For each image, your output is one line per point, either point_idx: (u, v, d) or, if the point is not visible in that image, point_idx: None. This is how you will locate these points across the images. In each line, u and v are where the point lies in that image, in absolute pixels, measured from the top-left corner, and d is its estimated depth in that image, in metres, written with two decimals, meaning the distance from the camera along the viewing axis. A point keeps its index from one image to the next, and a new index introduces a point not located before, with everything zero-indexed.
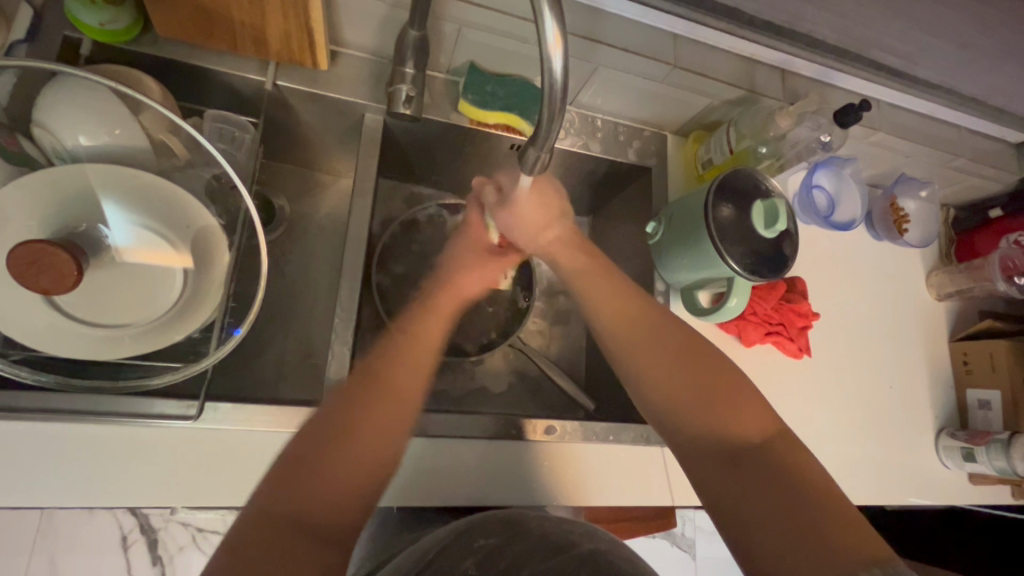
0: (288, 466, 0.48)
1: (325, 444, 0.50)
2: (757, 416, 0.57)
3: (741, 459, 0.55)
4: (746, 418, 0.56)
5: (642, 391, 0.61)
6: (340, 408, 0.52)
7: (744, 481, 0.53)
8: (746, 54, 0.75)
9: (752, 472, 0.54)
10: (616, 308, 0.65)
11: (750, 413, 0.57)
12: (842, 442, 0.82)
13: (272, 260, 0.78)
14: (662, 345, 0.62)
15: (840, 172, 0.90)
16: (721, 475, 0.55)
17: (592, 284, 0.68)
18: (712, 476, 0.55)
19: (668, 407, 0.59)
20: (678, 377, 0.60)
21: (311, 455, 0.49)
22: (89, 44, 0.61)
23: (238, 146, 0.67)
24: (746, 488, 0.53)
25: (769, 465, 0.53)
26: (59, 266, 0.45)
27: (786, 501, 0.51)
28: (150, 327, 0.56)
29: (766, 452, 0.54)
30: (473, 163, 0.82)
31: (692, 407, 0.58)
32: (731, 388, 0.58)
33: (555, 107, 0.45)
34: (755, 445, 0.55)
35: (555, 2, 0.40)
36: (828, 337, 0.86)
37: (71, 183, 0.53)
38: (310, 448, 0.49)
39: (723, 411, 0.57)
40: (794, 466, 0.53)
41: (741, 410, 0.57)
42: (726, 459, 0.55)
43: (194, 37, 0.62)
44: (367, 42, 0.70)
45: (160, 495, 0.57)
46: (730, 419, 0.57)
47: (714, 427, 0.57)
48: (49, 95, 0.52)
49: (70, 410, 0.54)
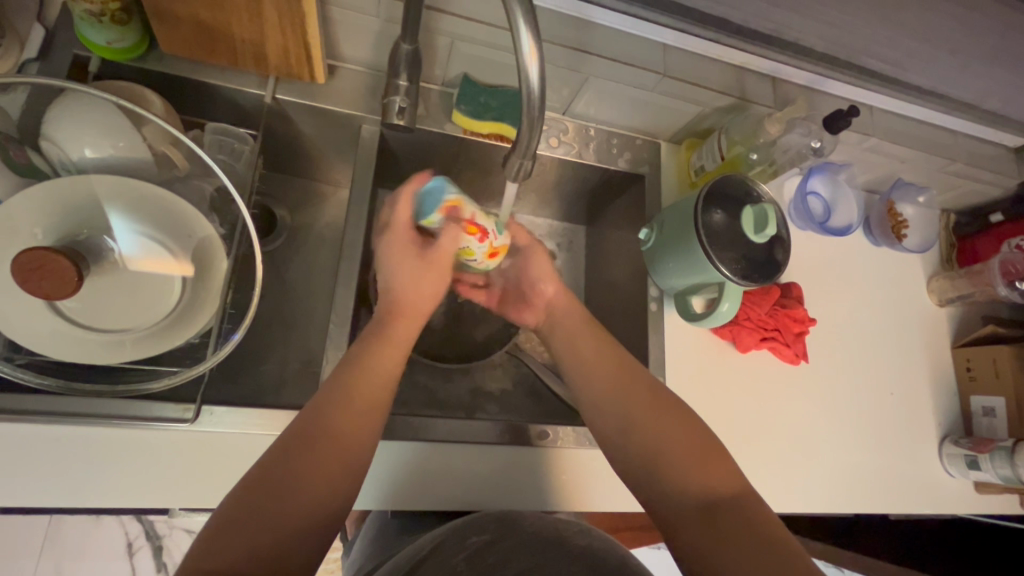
0: (228, 528, 0.45)
1: (268, 509, 0.47)
2: (723, 463, 0.55)
3: (705, 500, 0.53)
4: (716, 466, 0.55)
5: (611, 425, 0.60)
6: (293, 466, 0.49)
7: (711, 526, 0.51)
8: (735, 62, 0.76)
9: (720, 521, 0.51)
10: (594, 348, 0.66)
11: (713, 456, 0.55)
12: (842, 449, 0.81)
13: (273, 268, 0.80)
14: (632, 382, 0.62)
15: (835, 178, 0.91)
16: (686, 519, 0.53)
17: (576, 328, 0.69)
18: (676, 519, 0.53)
19: (634, 442, 0.58)
20: (649, 430, 0.58)
21: (276, 487, 0.48)
22: (97, 62, 0.63)
23: (238, 157, 0.68)
24: (707, 532, 0.51)
25: (738, 516, 0.51)
26: (61, 272, 0.47)
27: (739, 545, 0.49)
28: (151, 332, 0.57)
29: (731, 501, 0.53)
30: (469, 175, 0.84)
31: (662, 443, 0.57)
32: (704, 439, 0.57)
33: (533, 115, 0.46)
34: (722, 495, 0.53)
35: (529, 13, 0.41)
36: (825, 345, 0.86)
37: (77, 194, 0.55)
38: (276, 480, 0.48)
39: (691, 452, 0.56)
40: (762, 518, 0.51)
41: (710, 457, 0.56)
42: (692, 508, 0.53)
43: (198, 55, 0.64)
44: (363, 56, 0.72)
45: (159, 497, 0.58)
46: (701, 467, 0.55)
47: (684, 475, 0.55)
48: (56, 109, 0.54)
49: (72, 412, 0.56)
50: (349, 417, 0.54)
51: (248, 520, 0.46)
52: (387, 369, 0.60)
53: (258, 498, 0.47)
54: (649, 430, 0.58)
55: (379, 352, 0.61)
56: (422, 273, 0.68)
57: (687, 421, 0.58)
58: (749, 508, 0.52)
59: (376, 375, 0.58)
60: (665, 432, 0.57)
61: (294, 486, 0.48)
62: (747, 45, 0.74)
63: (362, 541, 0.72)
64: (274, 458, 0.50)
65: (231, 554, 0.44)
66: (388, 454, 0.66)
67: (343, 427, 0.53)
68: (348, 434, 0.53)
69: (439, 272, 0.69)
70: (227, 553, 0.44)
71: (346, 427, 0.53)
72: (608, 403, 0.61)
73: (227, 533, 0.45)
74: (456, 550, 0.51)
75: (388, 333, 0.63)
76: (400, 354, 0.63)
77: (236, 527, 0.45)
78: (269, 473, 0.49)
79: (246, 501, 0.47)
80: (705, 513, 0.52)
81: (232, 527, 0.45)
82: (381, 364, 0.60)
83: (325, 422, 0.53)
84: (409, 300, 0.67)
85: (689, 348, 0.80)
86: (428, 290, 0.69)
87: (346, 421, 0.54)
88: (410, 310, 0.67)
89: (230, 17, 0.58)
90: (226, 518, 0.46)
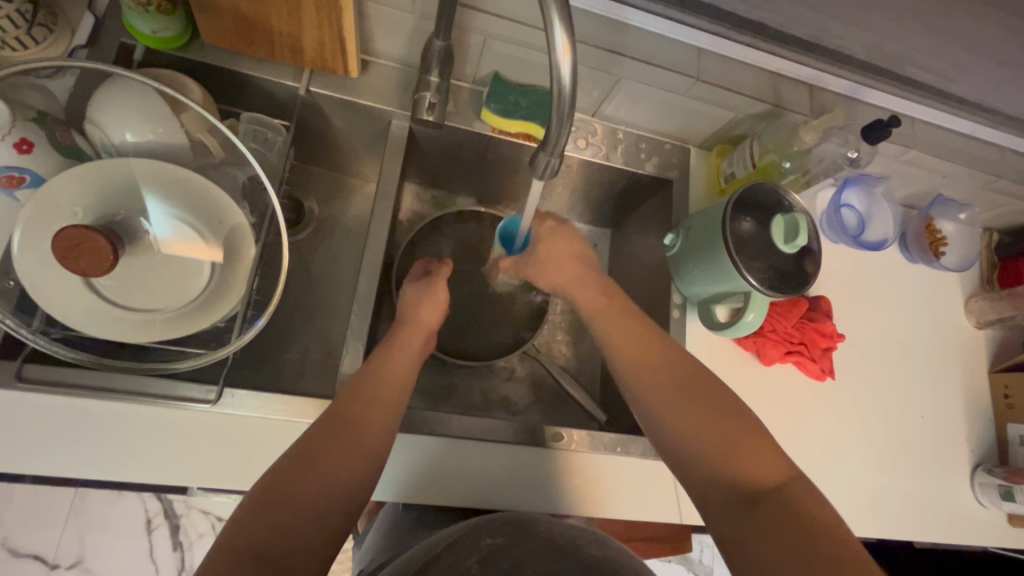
0: (262, 508, 0.46)
1: (299, 491, 0.48)
2: (761, 454, 0.54)
3: (746, 490, 0.53)
4: (754, 459, 0.54)
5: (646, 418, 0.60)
6: (321, 448, 0.51)
7: (753, 516, 0.51)
8: (772, 68, 0.73)
9: (761, 510, 0.51)
10: (623, 334, 0.64)
11: (750, 446, 0.55)
12: (867, 470, 0.78)
13: (298, 258, 0.82)
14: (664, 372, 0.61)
15: (870, 191, 0.87)
16: (728, 506, 0.53)
17: (610, 323, 0.66)
18: (718, 508, 0.53)
19: (668, 434, 0.58)
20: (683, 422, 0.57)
21: (307, 466, 0.49)
22: (142, 50, 0.65)
23: (270, 146, 0.69)
24: (751, 522, 0.51)
25: (780, 506, 0.51)
26: (98, 250, 0.48)
27: (785, 529, 0.49)
28: (178, 314, 0.59)
29: (771, 490, 0.52)
30: (495, 174, 0.85)
31: (698, 435, 0.56)
32: (745, 433, 0.56)
33: (564, 113, 0.45)
34: (761, 487, 0.53)
35: (565, 10, 0.41)
36: (853, 362, 0.83)
37: (116, 176, 0.57)
38: (308, 460, 0.50)
39: (729, 443, 0.55)
40: (803, 509, 0.51)
41: (751, 451, 0.55)
42: (733, 498, 0.53)
43: (237, 46, 0.66)
44: (396, 52, 0.73)
45: (178, 475, 0.59)
46: (742, 460, 0.54)
47: (724, 466, 0.54)
48: (101, 94, 0.57)
49: (101, 386, 0.58)
50: (372, 404, 0.56)
51: (282, 498, 0.47)
52: (405, 365, 0.62)
53: (291, 478, 0.48)
54: (685, 425, 0.57)
55: (399, 347, 0.63)
56: (424, 293, 0.70)
57: (726, 414, 0.57)
58: (791, 500, 0.51)
59: (396, 370, 0.60)
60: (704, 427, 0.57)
61: (322, 469, 0.50)
62: (783, 51, 0.73)
63: (374, 534, 0.73)
64: (303, 442, 0.51)
65: (268, 530, 0.46)
66: (402, 448, 0.66)
67: (368, 412, 0.55)
68: (372, 418, 0.55)
69: (435, 290, 0.70)
70: (264, 529, 0.45)
71: (372, 412, 0.55)
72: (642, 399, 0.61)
73: (259, 512, 0.46)
74: (469, 552, 0.49)
75: (403, 333, 0.65)
76: (417, 351, 0.65)
77: (271, 506, 0.47)
78: (300, 453, 0.50)
79: (277, 482, 0.48)
80: (747, 504, 0.52)
81: (265, 508, 0.46)
82: (401, 364, 0.61)
83: (351, 408, 0.55)
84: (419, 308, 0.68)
85: (711, 358, 0.78)
86: (437, 304, 0.69)
87: (371, 408, 0.56)
88: (420, 320, 0.67)
89: (269, 9, 0.59)
90: (260, 499, 0.47)
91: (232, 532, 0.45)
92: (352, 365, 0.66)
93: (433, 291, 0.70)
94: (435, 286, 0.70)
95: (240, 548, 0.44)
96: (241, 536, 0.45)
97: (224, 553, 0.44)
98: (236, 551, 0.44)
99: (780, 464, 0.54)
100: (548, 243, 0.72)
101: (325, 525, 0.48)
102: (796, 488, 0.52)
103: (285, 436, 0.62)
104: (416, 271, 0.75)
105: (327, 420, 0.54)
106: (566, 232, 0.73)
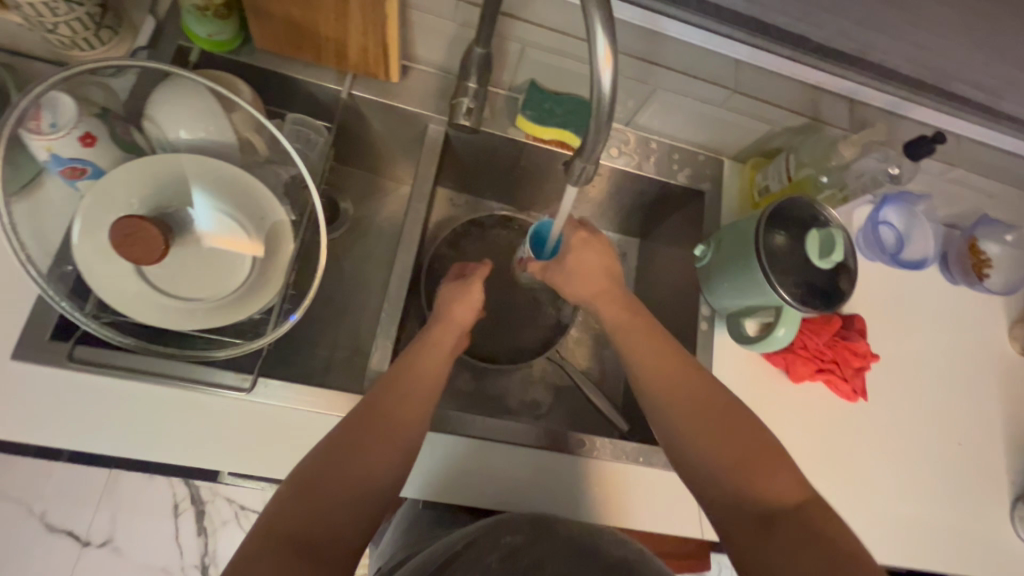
0: (289, 505, 0.48)
1: (327, 487, 0.49)
2: (784, 475, 0.54)
3: (766, 511, 0.52)
4: (775, 477, 0.54)
5: (665, 434, 0.60)
6: (349, 446, 0.52)
7: (773, 536, 0.51)
8: (812, 82, 0.73)
9: (780, 531, 0.51)
10: (646, 348, 0.64)
11: (772, 467, 0.54)
12: (898, 496, 0.76)
13: (332, 256, 0.84)
14: (687, 389, 0.60)
15: (911, 209, 0.85)
16: (747, 526, 0.52)
17: (633, 337, 0.65)
18: (736, 527, 0.53)
19: (688, 452, 0.57)
20: (705, 439, 0.57)
21: (334, 463, 0.51)
22: (197, 53, 0.69)
23: (312, 146, 0.71)
24: (770, 543, 0.50)
25: (801, 528, 0.50)
26: (150, 240, 0.51)
27: (803, 552, 0.49)
28: (219, 304, 0.61)
29: (792, 511, 0.52)
30: (526, 181, 0.86)
31: (720, 454, 0.56)
32: (767, 453, 0.55)
33: (601, 120, 0.46)
34: (781, 505, 0.52)
35: (607, 18, 0.41)
36: (887, 383, 0.80)
37: (168, 170, 0.60)
38: (335, 457, 0.51)
39: (750, 463, 0.55)
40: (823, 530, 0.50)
41: (773, 472, 0.54)
42: (753, 517, 0.53)
43: (286, 49, 0.69)
44: (436, 58, 0.75)
45: (211, 460, 0.62)
46: (763, 481, 0.54)
47: (745, 485, 0.54)
48: (160, 92, 0.60)
49: (145, 370, 0.60)
50: (398, 403, 0.57)
51: (310, 495, 0.49)
52: (434, 364, 0.63)
53: (319, 475, 0.50)
54: (708, 443, 0.57)
55: (429, 347, 0.64)
56: (457, 293, 0.70)
57: (749, 432, 0.57)
58: (812, 520, 0.51)
59: (424, 370, 0.61)
60: (727, 445, 0.56)
61: (348, 467, 0.51)
62: (826, 65, 0.72)
63: (392, 532, 0.73)
64: (331, 439, 0.53)
65: (297, 526, 0.47)
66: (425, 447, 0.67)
67: (394, 411, 0.56)
68: (397, 417, 0.56)
69: (469, 290, 0.70)
70: (293, 523, 0.47)
71: (397, 412, 0.56)
72: (664, 416, 0.60)
73: (288, 507, 0.48)
74: (490, 548, 0.49)
75: (432, 334, 0.66)
76: (447, 351, 0.65)
77: (298, 502, 0.48)
78: (327, 451, 0.51)
79: (306, 479, 0.49)
80: (766, 524, 0.52)
81: (293, 506, 0.48)
82: (432, 362, 0.62)
83: (377, 407, 0.56)
84: (450, 309, 0.69)
85: (739, 372, 0.76)
86: (473, 304, 0.70)
87: (397, 406, 0.56)
88: (449, 322, 0.68)
89: (318, 15, 0.61)
90: (289, 495, 0.49)
91: (262, 526, 0.47)
92: (381, 362, 0.67)
93: (466, 293, 0.70)
94: (472, 286, 0.71)
95: (269, 542, 0.46)
96: (271, 529, 0.47)
97: (254, 547, 0.46)
98: (265, 546, 0.45)
99: (801, 483, 0.54)
100: (579, 253, 0.71)
101: (352, 521, 0.49)
102: (818, 508, 0.52)
103: (314, 428, 0.64)
104: (451, 272, 0.75)
105: (354, 418, 0.55)
106: (599, 243, 0.72)
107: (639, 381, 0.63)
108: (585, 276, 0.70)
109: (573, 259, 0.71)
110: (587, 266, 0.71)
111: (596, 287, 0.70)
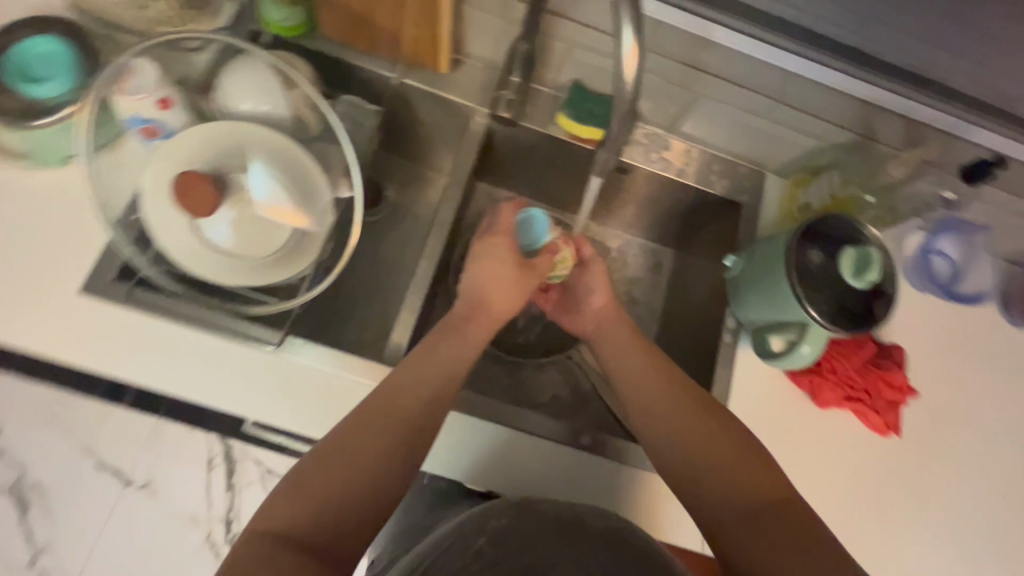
0: (305, 478, 0.52)
1: (340, 463, 0.53)
2: (769, 477, 0.55)
3: (754, 510, 0.53)
4: (760, 476, 0.55)
5: (659, 449, 0.60)
6: (360, 426, 0.56)
7: (766, 537, 0.51)
8: (862, 96, 0.71)
9: (763, 525, 0.52)
10: (643, 371, 0.65)
11: (759, 469, 0.56)
12: (922, 542, 0.71)
13: (370, 236, 0.88)
14: (684, 407, 0.61)
15: (970, 241, 0.79)
16: (738, 526, 0.53)
17: (627, 361, 0.67)
18: (728, 528, 0.53)
19: (682, 465, 0.58)
20: (697, 449, 0.58)
21: (346, 442, 0.54)
22: (269, 36, 0.75)
23: (360, 128, 0.76)
24: (760, 537, 0.51)
25: (783, 518, 0.52)
26: (202, 192, 0.62)
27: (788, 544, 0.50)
28: (258, 265, 0.66)
29: (776, 505, 0.53)
30: (563, 179, 0.87)
31: (713, 462, 0.57)
32: (755, 458, 0.57)
33: (623, 109, 0.48)
34: (766, 501, 0.54)
35: (636, 14, 0.42)
36: (925, 422, 0.75)
37: (229, 137, 0.66)
38: (347, 436, 0.55)
39: (739, 465, 0.56)
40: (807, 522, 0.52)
41: (756, 469, 0.56)
42: (739, 515, 0.54)
43: (349, 37, 0.74)
44: (485, 53, 0.78)
45: (236, 408, 0.66)
46: (750, 482, 0.55)
47: (733, 486, 0.55)
48: (232, 66, 0.66)
49: (188, 316, 0.65)
50: (409, 383, 0.60)
51: (323, 468, 0.53)
52: (450, 349, 0.65)
53: (332, 454, 0.54)
54: (703, 458, 0.58)
55: (448, 330, 0.67)
56: (496, 279, 0.70)
57: (737, 439, 0.58)
58: (794, 511, 0.52)
59: (438, 353, 0.64)
60: (719, 455, 0.57)
61: (357, 445, 0.54)
62: (879, 80, 0.69)
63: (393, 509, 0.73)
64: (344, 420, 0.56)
65: (311, 498, 0.51)
66: None
67: (404, 390, 0.59)
68: (406, 396, 0.59)
69: (524, 283, 0.72)
70: (307, 494, 0.51)
71: (407, 391, 0.59)
72: (661, 432, 0.61)
73: (303, 480, 0.52)
74: (478, 534, 0.49)
75: (453, 323, 0.68)
76: (471, 339, 0.67)
77: (313, 474, 0.52)
78: (340, 429, 0.55)
79: (320, 457, 0.53)
80: (752, 519, 0.53)
81: (308, 479, 0.52)
82: (449, 347, 0.65)
83: (388, 389, 0.59)
84: (480, 302, 0.70)
85: (761, 391, 0.74)
86: (511, 300, 0.71)
87: (406, 385, 0.60)
88: (477, 311, 0.70)
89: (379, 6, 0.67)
90: (304, 470, 0.53)
91: (281, 497, 0.51)
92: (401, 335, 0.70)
93: (515, 281, 0.71)
94: (523, 279, 0.72)
95: (286, 514, 0.50)
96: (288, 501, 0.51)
97: (274, 516, 0.50)
98: (284, 517, 0.50)
99: (783, 484, 0.55)
100: (585, 278, 0.76)
101: (365, 491, 0.53)
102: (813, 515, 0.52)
103: (332, 389, 0.68)
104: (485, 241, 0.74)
105: (367, 400, 0.58)
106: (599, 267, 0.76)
107: (636, 400, 0.64)
108: (597, 292, 0.74)
109: (584, 282, 0.76)
110: (592, 284, 0.75)
111: (600, 303, 0.74)
